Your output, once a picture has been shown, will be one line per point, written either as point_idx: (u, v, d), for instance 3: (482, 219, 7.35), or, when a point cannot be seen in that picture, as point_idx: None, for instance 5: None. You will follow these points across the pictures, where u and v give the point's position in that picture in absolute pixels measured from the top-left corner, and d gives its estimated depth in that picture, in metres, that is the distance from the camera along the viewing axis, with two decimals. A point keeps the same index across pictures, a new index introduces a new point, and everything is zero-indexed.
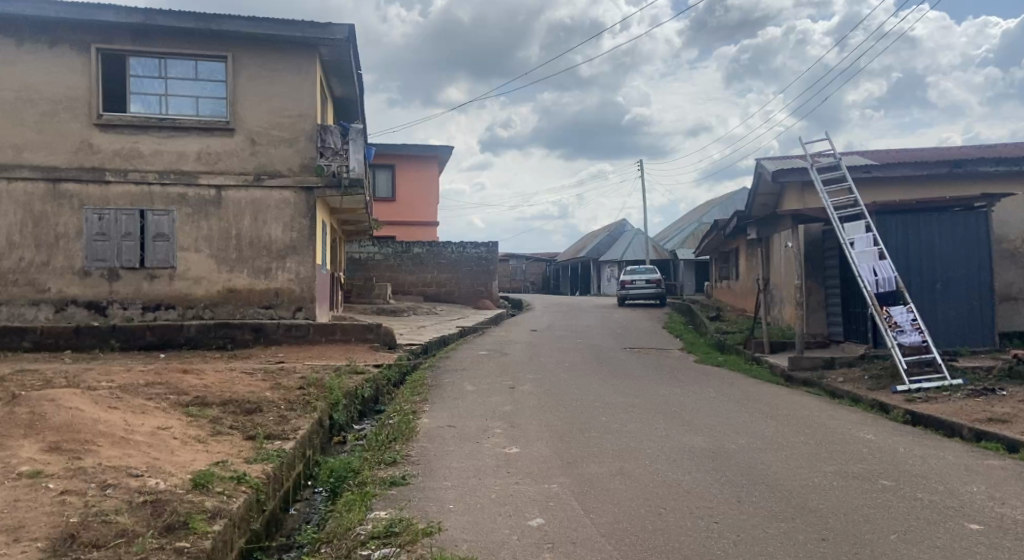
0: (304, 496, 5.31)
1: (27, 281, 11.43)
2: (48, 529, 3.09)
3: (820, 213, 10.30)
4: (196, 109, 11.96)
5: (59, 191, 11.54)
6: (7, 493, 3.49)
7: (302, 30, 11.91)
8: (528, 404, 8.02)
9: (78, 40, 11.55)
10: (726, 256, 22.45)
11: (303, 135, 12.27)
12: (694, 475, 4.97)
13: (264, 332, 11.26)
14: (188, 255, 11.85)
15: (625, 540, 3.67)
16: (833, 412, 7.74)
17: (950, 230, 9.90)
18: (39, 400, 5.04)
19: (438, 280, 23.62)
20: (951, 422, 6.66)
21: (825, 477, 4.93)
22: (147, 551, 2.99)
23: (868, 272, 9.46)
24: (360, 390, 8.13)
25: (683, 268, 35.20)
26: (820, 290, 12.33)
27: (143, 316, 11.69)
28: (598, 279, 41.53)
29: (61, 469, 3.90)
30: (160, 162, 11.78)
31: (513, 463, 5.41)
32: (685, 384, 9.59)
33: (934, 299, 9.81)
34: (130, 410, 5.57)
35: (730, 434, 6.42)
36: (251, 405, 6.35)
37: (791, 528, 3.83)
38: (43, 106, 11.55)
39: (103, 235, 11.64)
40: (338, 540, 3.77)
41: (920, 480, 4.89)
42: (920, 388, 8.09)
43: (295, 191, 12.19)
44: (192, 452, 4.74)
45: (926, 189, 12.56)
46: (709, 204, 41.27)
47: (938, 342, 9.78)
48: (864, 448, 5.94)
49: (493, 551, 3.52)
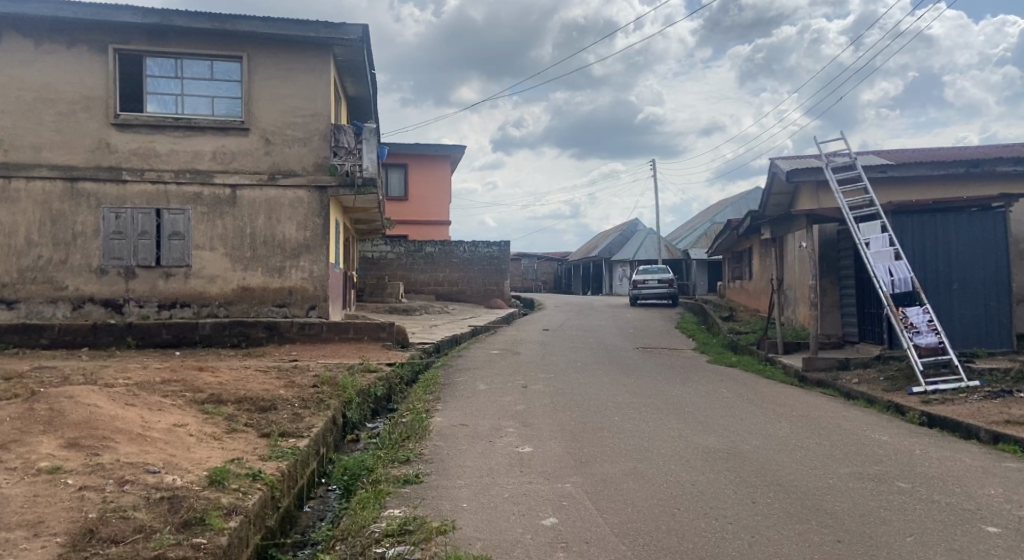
0: (317, 494, 5.35)
1: (45, 279, 11.55)
2: (67, 524, 3.13)
3: (835, 213, 10.23)
4: (211, 109, 12.06)
5: (76, 190, 11.66)
6: (25, 488, 3.52)
7: (316, 30, 11.98)
8: (541, 403, 8.03)
9: (95, 41, 11.67)
10: (739, 256, 22.37)
11: (317, 135, 12.33)
12: (707, 476, 4.96)
13: (278, 330, 11.33)
14: (203, 254, 11.94)
15: (639, 540, 3.66)
16: (848, 413, 7.68)
17: (966, 231, 9.79)
18: (58, 397, 5.10)
19: (450, 280, 23.66)
20: (967, 424, 6.59)
21: (841, 479, 4.91)
22: (165, 547, 3.01)
23: (883, 272, 9.39)
24: (373, 389, 8.17)
25: (696, 268, 35.14)
26: (834, 290, 12.28)
27: (159, 314, 11.78)
28: (609, 279, 41.47)
29: (79, 466, 3.94)
30: (175, 161, 11.88)
31: (527, 463, 5.40)
32: (697, 384, 9.56)
33: (950, 301, 9.73)
34: (146, 407, 5.63)
35: (744, 435, 6.40)
36: (266, 403, 6.40)
37: (806, 530, 3.82)
38: (62, 106, 11.67)
39: (118, 233, 11.75)
40: (353, 537, 3.79)
41: (937, 482, 4.85)
42: (936, 389, 8.01)
43: (309, 190, 12.25)
44: (208, 449, 4.77)
45: (943, 189, 12.43)
46: (721, 205, 41.18)
47: (955, 343, 9.69)
48: (880, 449, 5.91)
49: (507, 550, 3.53)
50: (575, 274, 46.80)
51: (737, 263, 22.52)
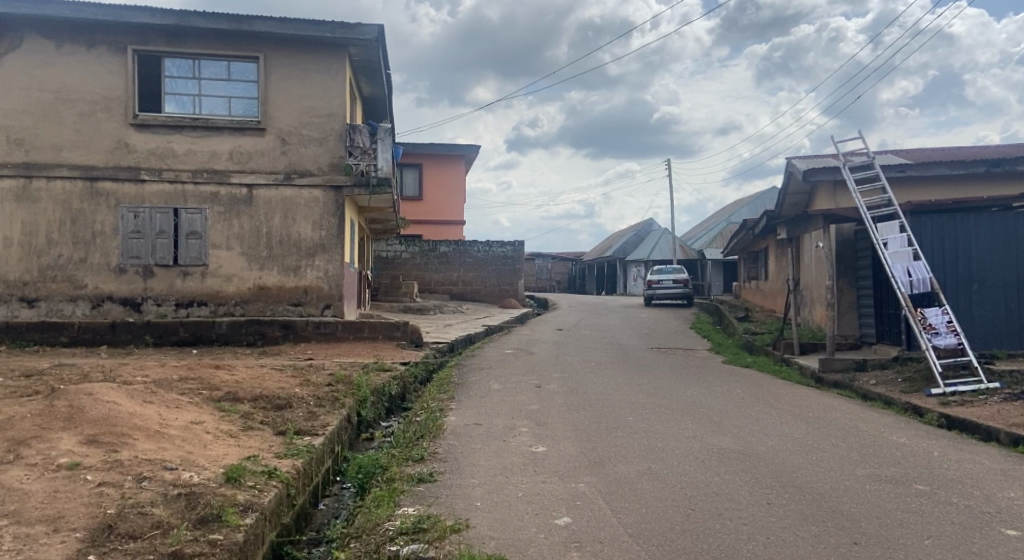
0: (333, 492, 5.39)
1: (65, 277, 11.70)
2: (86, 520, 3.16)
3: (853, 212, 10.12)
4: (228, 109, 12.16)
5: (96, 190, 11.80)
6: (46, 484, 3.57)
7: (332, 30, 12.04)
8: (555, 403, 7.99)
9: (115, 42, 11.81)
10: (755, 256, 22.20)
11: (332, 135, 12.40)
12: (722, 476, 4.95)
13: (294, 329, 11.41)
14: (220, 253, 12.05)
15: (652, 540, 3.66)
16: (865, 414, 7.61)
17: (988, 231, 9.66)
18: (77, 394, 5.16)
19: (465, 279, 23.71)
20: (987, 426, 6.49)
21: (858, 480, 4.87)
22: (183, 543, 3.03)
23: (901, 272, 9.26)
24: (387, 387, 8.21)
25: (711, 268, 34.94)
26: (852, 290, 12.17)
27: (177, 312, 11.90)
28: (624, 279, 41.33)
29: (98, 462, 3.99)
30: (192, 161, 11.98)
31: (540, 462, 5.39)
32: (713, 385, 9.51)
33: (970, 301, 9.62)
34: (164, 404, 5.69)
35: (758, 436, 6.37)
36: (281, 401, 6.44)
37: (822, 532, 3.79)
38: (82, 106, 11.81)
39: (137, 233, 11.88)
40: (367, 535, 3.81)
41: (956, 484, 4.81)
42: (955, 392, 7.90)
43: (324, 190, 12.33)
44: (224, 446, 4.82)
45: (963, 190, 12.29)
46: (737, 205, 40.86)
47: (975, 345, 9.58)
48: (898, 452, 5.83)
49: (521, 549, 3.53)
50: (590, 274, 46.66)
51: (754, 263, 22.37)
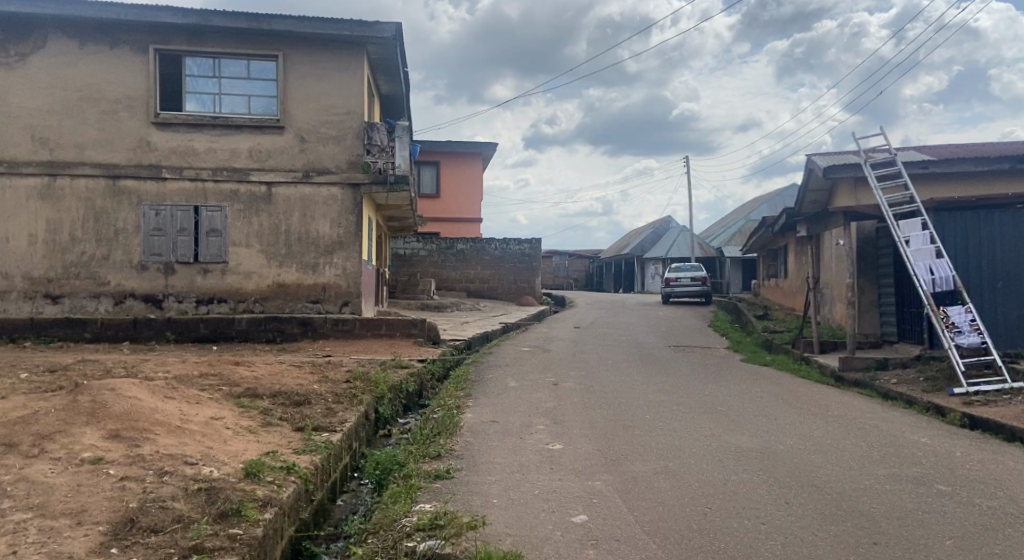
0: (350, 487, 5.43)
1: (88, 274, 11.88)
2: (109, 513, 3.21)
3: (874, 209, 9.99)
4: (247, 108, 12.26)
5: (118, 188, 11.97)
6: (70, 478, 3.63)
7: (351, 28, 12.11)
8: (572, 401, 7.97)
9: (137, 42, 11.95)
10: (775, 253, 22.01)
11: (350, 133, 12.46)
12: (741, 476, 4.91)
13: (312, 326, 11.48)
14: (239, 251, 12.17)
15: (670, 539, 3.63)
16: (886, 414, 7.52)
17: (1012, 229, 9.52)
18: (100, 389, 5.24)
19: (482, 276, 23.75)
20: (1011, 426, 6.37)
21: (878, 480, 4.82)
22: (203, 537, 3.07)
23: (924, 271, 9.09)
24: (405, 384, 8.24)
25: (730, 266, 34.73)
26: (872, 289, 12.00)
27: (197, 309, 12.04)
28: (642, 277, 41.22)
29: (121, 457, 4.04)
30: (213, 159, 12.10)
31: (557, 459, 5.40)
32: (732, 383, 9.44)
33: (994, 299, 9.47)
34: (185, 400, 5.75)
35: (777, 435, 6.32)
36: (300, 397, 6.49)
37: (841, 532, 3.75)
38: (105, 105, 11.97)
39: (158, 231, 12.03)
40: (385, 531, 3.82)
41: (980, 485, 4.74)
42: (978, 391, 7.77)
43: (342, 188, 12.40)
44: (244, 441, 4.87)
45: (988, 186, 12.09)
46: (756, 202, 40.57)
47: (999, 345, 9.40)
48: (919, 451, 5.75)
49: (537, 547, 3.52)
50: (608, 273, 46.55)
51: (773, 260, 22.20)
